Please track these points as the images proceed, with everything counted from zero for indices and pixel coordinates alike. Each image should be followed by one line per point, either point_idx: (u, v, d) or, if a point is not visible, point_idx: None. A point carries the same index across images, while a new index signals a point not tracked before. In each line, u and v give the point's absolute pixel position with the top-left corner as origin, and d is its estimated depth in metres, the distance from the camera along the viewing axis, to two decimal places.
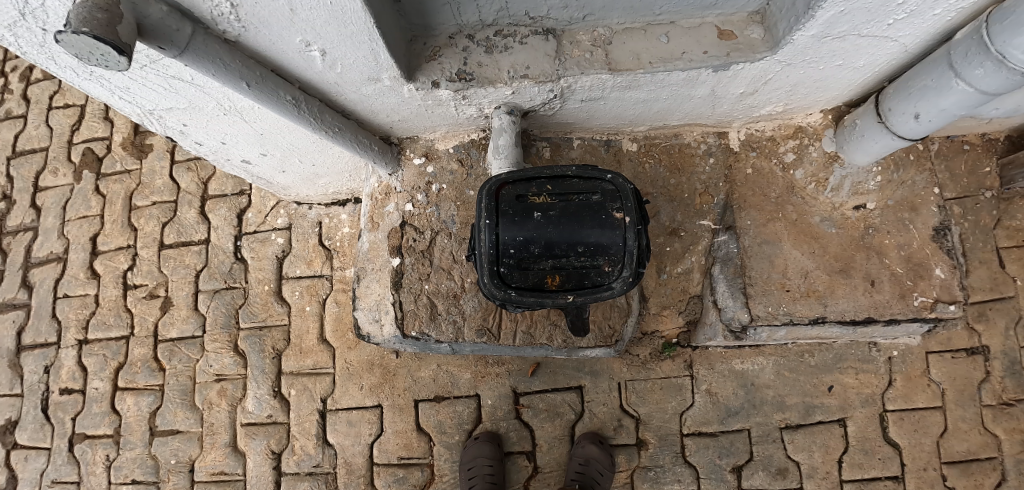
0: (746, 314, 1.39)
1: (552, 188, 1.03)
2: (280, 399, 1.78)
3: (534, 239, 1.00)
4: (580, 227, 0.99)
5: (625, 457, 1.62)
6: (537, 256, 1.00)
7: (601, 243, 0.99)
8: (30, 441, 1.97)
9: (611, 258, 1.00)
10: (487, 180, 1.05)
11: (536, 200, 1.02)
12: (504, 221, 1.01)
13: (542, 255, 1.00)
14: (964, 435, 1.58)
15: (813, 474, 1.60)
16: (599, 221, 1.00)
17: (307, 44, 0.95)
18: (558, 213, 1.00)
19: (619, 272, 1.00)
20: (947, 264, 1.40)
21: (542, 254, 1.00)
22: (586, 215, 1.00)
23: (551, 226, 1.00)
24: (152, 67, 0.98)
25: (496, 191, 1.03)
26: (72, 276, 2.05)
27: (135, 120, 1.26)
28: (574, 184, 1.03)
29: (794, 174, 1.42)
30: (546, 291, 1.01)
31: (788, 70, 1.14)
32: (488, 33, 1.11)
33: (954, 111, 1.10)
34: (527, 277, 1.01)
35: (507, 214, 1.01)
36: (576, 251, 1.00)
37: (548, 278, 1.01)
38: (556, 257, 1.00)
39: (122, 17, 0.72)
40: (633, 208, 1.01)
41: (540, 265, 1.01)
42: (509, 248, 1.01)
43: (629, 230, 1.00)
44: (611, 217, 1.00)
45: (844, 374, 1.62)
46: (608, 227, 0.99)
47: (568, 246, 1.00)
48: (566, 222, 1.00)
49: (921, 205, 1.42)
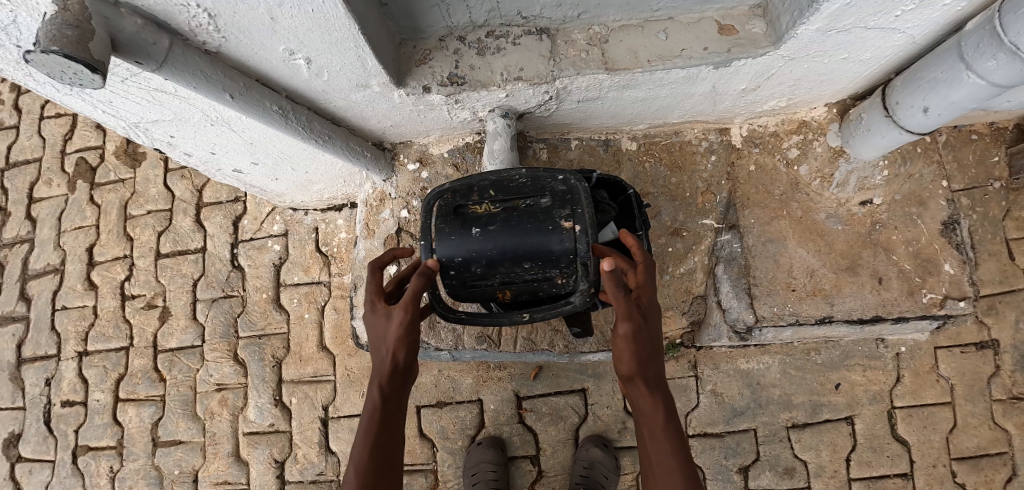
0: (751, 315, 1.37)
1: (495, 195, 0.99)
2: (281, 407, 1.76)
3: (475, 257, 0.97)
4: (521, 240, 0.95)
5: (630, 460, 1.60)
6: (484, 270, 0.98)
7: (551, 255, 0.95)
8: (34, 454, 1.96)
9: (563, 269, 0.96)
10: (429, 192, 1.03)
11: (478, 211, 0.99)
12: (443, 239, 0.99)
13: (486, 273, 0.98)
14: (974, 430, 1.55)
15: (821, 473, 1.58)
16: (543, 232, 0.95)
17: (291, 52, 0.91)
18: (506, 224, 0.97)
19: (573, 281, 0.97)
20: (956, 259, 1.37)
21: (486, 272, 0.98)
22: (533, 227, 0.96)
23: (490, 242, 0.96)
24: (132, 81, 0.94)
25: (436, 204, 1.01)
26: (70, 288, 2.03)
27: (121, 133, 1.23)
28: (520, 188, 0.99)
29: (798, 170, 1.38)
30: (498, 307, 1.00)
31: (792, 65, 1.10)
32: (480, 35, 1.07)
33: (964, 104, 1.07)
34: (478, 291, 1.00)
35: (442, 230, 0.99)
36: (526, 264, 0.96)
37: (500, 291, 1.00)
38: (503, 273, 0.98)
39: (94, 32, 0.69)
40: (588, 216, 0.96)
41: (490, 279, 0.99)
42: (451, 268, 0.99)
43: (578, 237, 0.95)
44: (558, 226, 0.95)
45: (851, 371, 1.59)
46: (554, 237, 0.95)
47: (515, 261, 0.96)
48: (508, 236, 0.96)
49: (929, 199, 1.39)
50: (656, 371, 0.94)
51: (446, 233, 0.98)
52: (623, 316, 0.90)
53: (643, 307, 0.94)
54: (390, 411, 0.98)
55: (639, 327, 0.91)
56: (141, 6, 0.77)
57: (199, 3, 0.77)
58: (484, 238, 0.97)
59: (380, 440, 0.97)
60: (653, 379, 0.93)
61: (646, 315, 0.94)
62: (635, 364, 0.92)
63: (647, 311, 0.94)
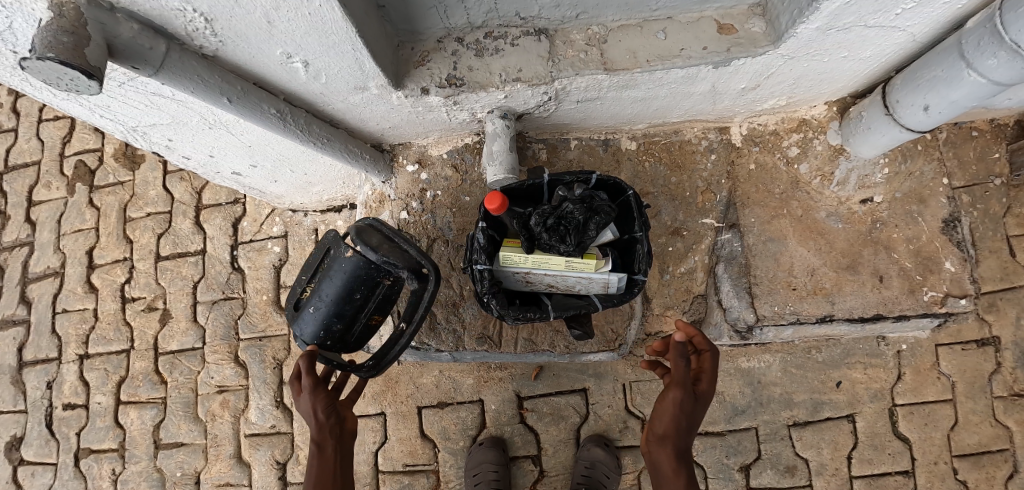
0: (752, 314, 1.38)
1: (314, 274, 1.19)
2: (283, 409, 1.77)
3: (329, 321, 1.15)
4: (338, 289, 1.14)
5: (631, 459, 1.61)
6: (341, 321, 1.16)
7: (360, 278, 1.13)
8: (36, 457, 1.96)
9: (384, 275, 1.15)
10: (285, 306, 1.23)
11: (310, 289, 1.19)
12: (300, 322, 1.18)
13: (347, 323, 1.17)
14: (975, 427, 1.56)
15: (822, 471, 1.59)
16: (339, 272, 1.14)
17: (288, 55, 0.91)
18: (323, 284, 1.16)
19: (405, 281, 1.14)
20: (957, 257, 1.37)
21: (346, 323, 1.17)
22: (334, 274, 1.14)
23: (324, 306, 1.15)
24: (129, 85, 0.94)
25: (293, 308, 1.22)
26: (70, 291, 2.03)
27: (119, 137, 1.23)
28: (323, 255, 1.19)
29: (799, 168, 1.38)
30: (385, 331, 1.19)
31: (791, 64, 1.09)
32: (478, 35, 1.06)
33: (965, 102, 1.06)
34: (359, 333, 1.21)
35: (298, 318, 1.19)
36: (359, 293, 1.14)
37: (370, 318, 1.20)
38: (356, 314, 1.17)
39: (90, 39, 0.69)
40: (350, 239, 1.13)
41: (354, 320, 1.18)
42: (324, 341, 1.17)
43: (361, 258, 1.12)
44: (342, 263, 1.14)
45: (852, 369, 1.59)
46: (351, 268, 1.13)
47: (347, 301, 1.14)
48: (331, 294, 1.14)
49: (929, 196, 1.38)
50: (687, 446, 1.08)
51: (301, 319, 1.18)
52: (679, 396, 1.03)
53: (699, 395, 1.05)
54: (331, 472, 1.18)
55: (687, 407, 1.04)
56: (137, 11, 0.77)
57: (195, 8, 0.77)
58: (319, 307, 1.15)
59: (324, 481, 1.17)
60: (683, 447, 1.08)
61: (697, 400, 1.05)
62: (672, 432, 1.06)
63: (700, 399, 1.06)
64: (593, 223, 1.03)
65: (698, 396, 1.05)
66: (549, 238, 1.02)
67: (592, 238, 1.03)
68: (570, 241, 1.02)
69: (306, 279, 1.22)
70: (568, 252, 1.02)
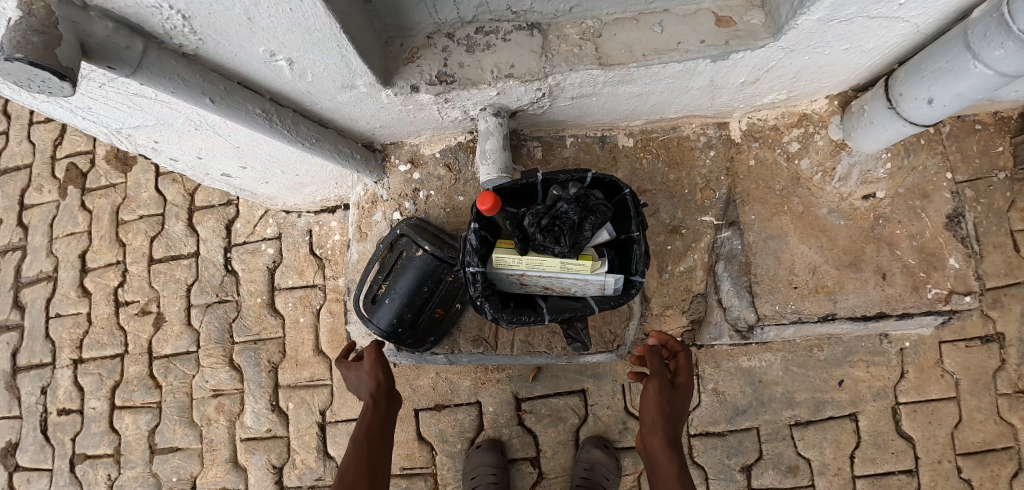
0: (752, 314, 1.35)
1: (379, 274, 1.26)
2: (278, 413, 1.74)
3: (401, 309, 1.23)
4: (408, 282, 1.22)
5: (631, 460, 1.58)
6: (411, 311, 1.23)
7: (430, 272, 1.21)
8: (32, 463, 1.94)
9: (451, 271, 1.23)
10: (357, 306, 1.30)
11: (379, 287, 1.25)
12: (375, 315, 1.25)
13: (416, 314, 1.24)
14: (979, 425, 1.53)
15: (824, 471, 1.57)
16: (411, 268, 1.22)
17: (272, 53, 0.88)
18: (396, 280, 1.23)
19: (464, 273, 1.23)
20: (961, 253, 1.34)
21: (416, 313, 1.24)
22: (407, 269, 1.22)
23: (397, 299, 1.22)
24: (110, 86, 0.91)
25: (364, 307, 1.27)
26: (63, 295, 2.00)
27: (104, 139, 1.20)
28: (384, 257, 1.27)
29: (799, 164, 1.35)
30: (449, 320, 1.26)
31: (792, 57, 1.06)
32: (469, 31, 1.03)
33: (970, 95, 1.04)
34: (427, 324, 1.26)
35: (372, 311, 1.25)
36: (427, 286, 1.22)
37: (435, 311, 1.25)
38: (424, 305, 1.24)
39: (62, 38, 0.66)
40: (417, 239, 1.22)
41: (421, 311, 1.25)
42: (397, 330, 1.24)
43: (430, 253, 1.21)
44: (410, 258, 1.22)
45: (855, 367, 1.57)
46: (419, 263, 1.21)
47: (418, 293, 1.22)
48: (401, 287, 1.22)
49: (933, 191, 1.36)
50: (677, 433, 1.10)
51: (378, 311, 1.24)
52: (659, 386, 1.09)
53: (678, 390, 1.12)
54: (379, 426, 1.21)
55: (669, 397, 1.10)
56: (112, 9, 0.74)
57: (172, 4, 0.74)
58: (392, 299, 1.23)
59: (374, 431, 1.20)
60: (674, 443, 1.08)
61: (678, 397, 1.11)
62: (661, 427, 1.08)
63: (678, 394, 1.12)
64: (589, 222, 0.99)
65: (677, 389, 1.12)
66: (543, 237, 0.99)
67: (588, 238, 1.00)
68: (564, 241, 0.98)
69: (378, 277, 1.26)
70: (561, 251, 0.99)
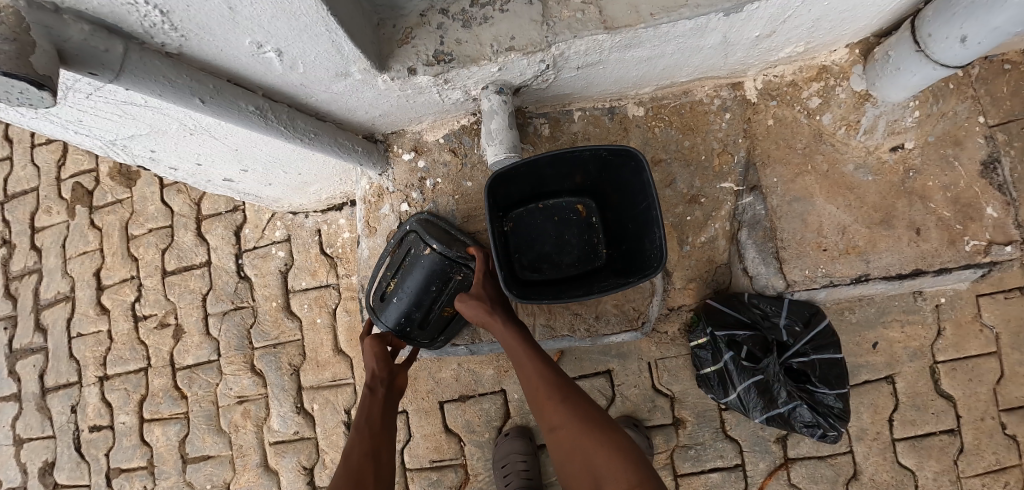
0: (781, 280, 1.27)
1: (388, 272, 1.25)
2: (305, 415, 1.74)
3: (412, 307, 1.22)
4: (421, 278, 1.21)
5: (662, 438, 1.55)
6: (420, 310, 1.23)
7: (439, 273, 1.20)
8: (68, 480, 1.97)
9: (462, 269, 1.21)
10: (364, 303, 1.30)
11: (388, 287, 1.24)
12: (382, 311, 1.25)
13: (425, 312, 1.23)
14: (1023, 380, 1.47)
15: (863, 436, 1.52)
16: (418, 265, 1.21)
17: (259, 45, 0.84)
18: (404, 278, 1.22)
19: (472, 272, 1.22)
20: (1000, 201, 1.25)
21: (425, 311, 1.23)
22: (416, 268, 1.21)
23: (408, 296, 1.21)
24: (98, 96, 0.87)
25: (372, 305, 1.27)
26: (83, 315, 2.01)
27: (100, 153, 1.17)
28: (393, 253, 1.26)
29: (821, 120, 1.28)
30: (452, 315, 1.26)
31: (810, 4, 0.99)
32: (463, 4, 0.97)
33: (1009, 28, 0.94)
34: (434, 322, 1.25)
35: (379, 308, 1.26)
36: (436, 285, 1.21)
37: (444, 308, 1.24)
38: (432, 303, 1.22)
39: (36, 46, 0.63)
40: (425, 237, 1.20)
41: (430, 311, 1.24)
42: (404, 326, 1.24)
43: (438, 254, 1.19)
44: (421, 254, 1.20)
45: (889, 329, 1.51)
46: (426, 260, 1.20)
47: (425, 292, 1.21)
48: (412, 283, 1.21)
49: (965, 138, 1.27)
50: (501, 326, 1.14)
51: (386, 308, 1.25)
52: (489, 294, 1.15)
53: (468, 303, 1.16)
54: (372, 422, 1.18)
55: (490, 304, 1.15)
56: (86, 11, 0.69)
57: (148, 0, 0.70)
58: (401, 296, 1.22)
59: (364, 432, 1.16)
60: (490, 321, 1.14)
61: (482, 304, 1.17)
62: (571, 421, 1.01)
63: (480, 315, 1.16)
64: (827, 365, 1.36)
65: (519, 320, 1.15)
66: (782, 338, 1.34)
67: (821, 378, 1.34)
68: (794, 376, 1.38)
69: (387, 274, 1.25)
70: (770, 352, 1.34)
